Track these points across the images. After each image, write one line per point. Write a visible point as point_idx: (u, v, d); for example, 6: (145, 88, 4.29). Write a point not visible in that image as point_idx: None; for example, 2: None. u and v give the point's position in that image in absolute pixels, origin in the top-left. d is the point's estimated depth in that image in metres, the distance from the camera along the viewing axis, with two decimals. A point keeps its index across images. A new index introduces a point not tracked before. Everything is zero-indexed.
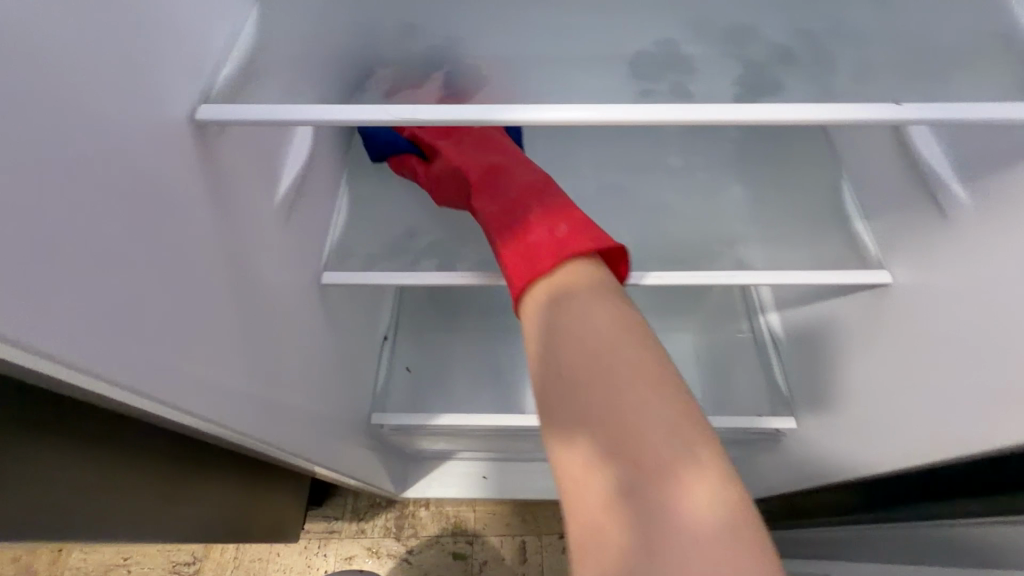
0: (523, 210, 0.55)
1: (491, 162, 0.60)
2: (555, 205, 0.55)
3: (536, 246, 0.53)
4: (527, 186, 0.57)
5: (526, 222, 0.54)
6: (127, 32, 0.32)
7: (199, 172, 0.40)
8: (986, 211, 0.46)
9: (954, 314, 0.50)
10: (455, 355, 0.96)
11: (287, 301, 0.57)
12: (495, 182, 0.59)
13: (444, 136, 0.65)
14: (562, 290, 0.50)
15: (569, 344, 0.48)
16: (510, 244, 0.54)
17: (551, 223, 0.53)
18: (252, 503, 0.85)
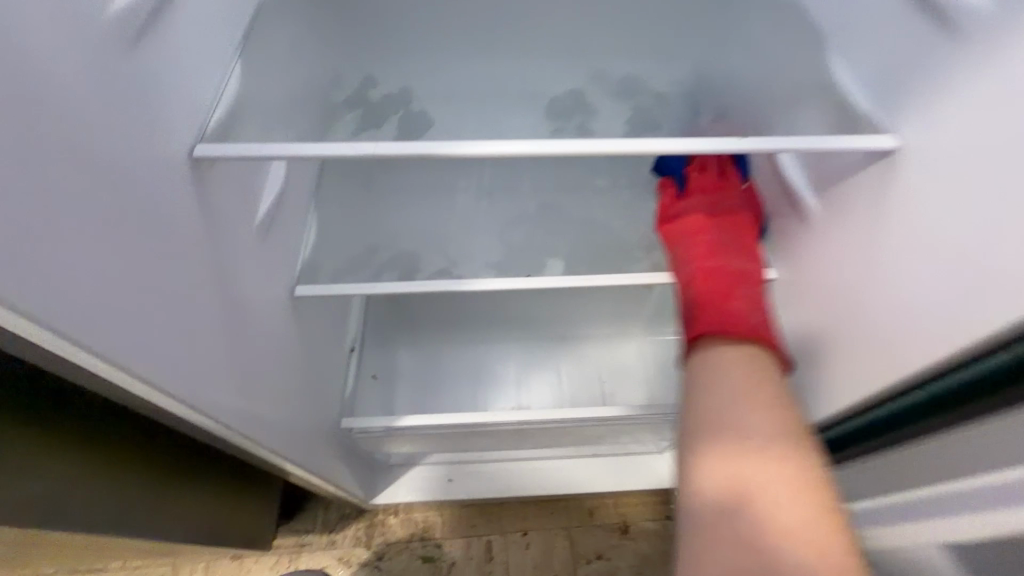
0: (738, 284, 0.68)
1: (720, 235, 0.72)
2: (761, 294, 0.68)
3: (733, 315, 0.65)
4: (741, 268, 0.69)
5: (728, 292, 0.67)
6: (141, 89, 0.40)
7: (195, 199, 0.48)
8: (831, 216, 0.59)
9: (822, 299, 0.64)
10: (419, 363, 1.05)
11: (266, 310, 0.64)
12: (727, 257, 0.70)
13: (707, 192, 0.75)
14: (732, 351, 0.63)
15: (710, 397, 0.61)
16: (706, 307, 0.67)
17: (754, 308, 0.66)
18: (225, 508, 0.92)
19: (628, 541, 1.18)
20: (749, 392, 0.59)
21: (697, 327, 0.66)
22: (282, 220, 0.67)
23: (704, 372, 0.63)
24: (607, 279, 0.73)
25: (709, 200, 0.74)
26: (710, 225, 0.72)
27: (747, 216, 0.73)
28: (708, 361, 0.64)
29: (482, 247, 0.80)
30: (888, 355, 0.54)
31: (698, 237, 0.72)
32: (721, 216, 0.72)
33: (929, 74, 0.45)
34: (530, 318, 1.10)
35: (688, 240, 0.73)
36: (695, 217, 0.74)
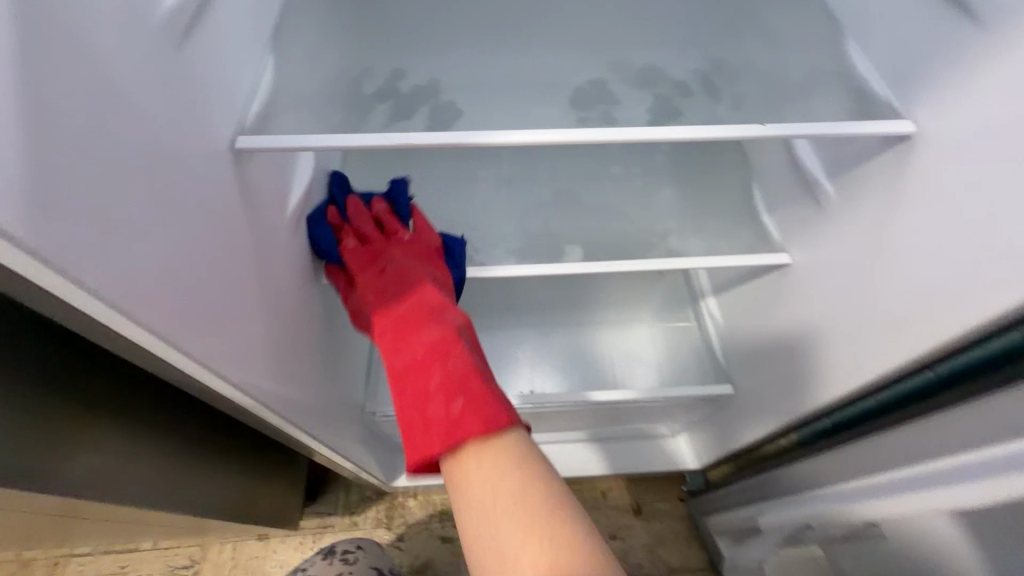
0: (411, 379, 0.60)
1: (406, 314, 0.65)
2: (456, 371, 0.58)
3: (433, 422, 0.56)
4: (430, 347, 0.61)
5: (425, 391, 0.58)
6: (187, 82, 0.43)
7: (236, 188, 0.51)
8: (845, 200, 0.61)
9: (832, 283, 0.65)
10: None
11: (296, 296, 0.67)
12: (412, 335, 0.63)
13: (364, 269, 0.68)
14: (468, 452, 0.54)
15: (472, 495, 0.52)
16: (406, 423, 0.58)
17: (446, 397, 0.56)
18: (255, 483, 0.97)
19: (640, 522, 1.21)
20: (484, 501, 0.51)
21: (412, 441, 0.57)
22: (310, 210, 0.69)
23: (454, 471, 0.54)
24: (624, 265, 0.74)
25: (376, 272, 0.69)
26: (384, 307, 0.66)
27: (417, 285, 0.67)
28: (450, 480, 0.54)
29: (501, 235, 0.82)
30: (902, 334, 0.55)
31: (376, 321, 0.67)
32: (389, 293, 0.67)
33: (947, 59, 0.46)
34: (545, 306, 1.12)
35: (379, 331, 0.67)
36: (373, 289, 0.68)
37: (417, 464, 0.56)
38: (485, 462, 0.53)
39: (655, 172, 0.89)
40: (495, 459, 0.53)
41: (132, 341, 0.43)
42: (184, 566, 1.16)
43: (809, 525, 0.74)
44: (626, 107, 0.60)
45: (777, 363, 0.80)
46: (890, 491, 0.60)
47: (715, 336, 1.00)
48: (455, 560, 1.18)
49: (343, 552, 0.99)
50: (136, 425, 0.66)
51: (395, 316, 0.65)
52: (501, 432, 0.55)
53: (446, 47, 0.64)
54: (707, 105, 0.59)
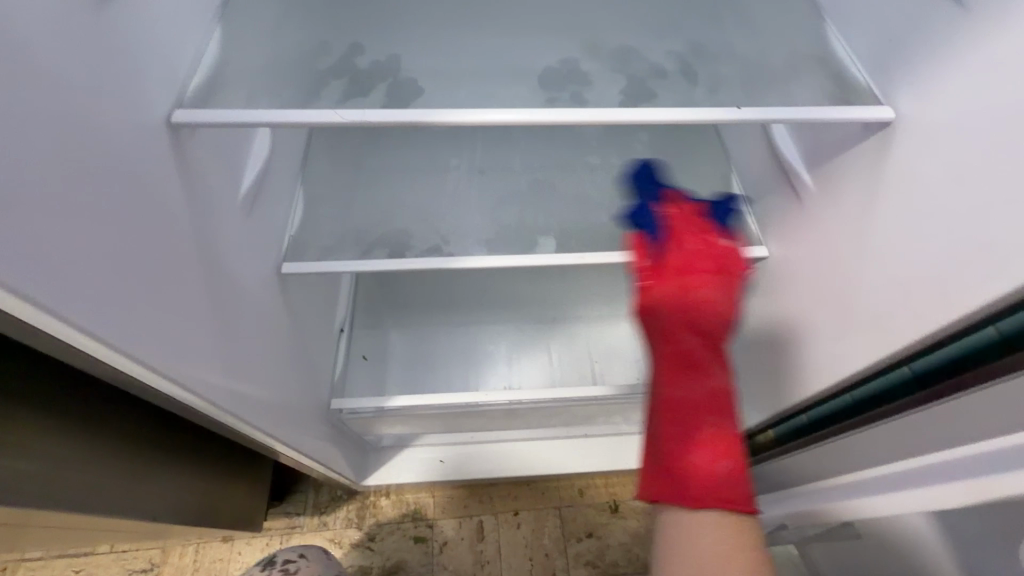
0: (672, 436, 0.66)
1: (684, 340, 0.67)
2: (728, 430, 0.66)
3: (707, 482, 0.64)
4: (710, 397, 0.67)
5: (695, 436, 0.66)
6: (113, 48, 0.39)
7: (175, 168, 0.47)
8: (826, 191, 0.59)
9: (813, 277, 0.63)
10: (415, 345, 1.05)
11: (252, 287, 0.63)
12: (677, 389, 0.67)
13: (679, 277, 0.64)
14: (709, 527, 0.64)
15: (701, 547, 0.63)
16: (652, 456, 0.68)
17: (725, 456, 0.65)
18: (216, 484, 0.92)
19: (617, 520, 1.19)
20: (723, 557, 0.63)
21: (667, 491, 0.66)
22: (268, 196, 0.65)
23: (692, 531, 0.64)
24: (600, 257, 0.71)
25: (676, 285, 0.64)
26: (677, 338, 0.67)
27: (725, 320, 0.66)
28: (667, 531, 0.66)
29: (473, 224, 0.78)
30: (881, 329, 0.53)
31: (680, 326, 0.66)
32: (683, 314, 0.65)
33: (931, 42, 0.44)
34: (521, 300, 1.10)
35: (652, 330, 0.68)
36: (668, 295, 0.64)
37: (647, 497, 0.68)
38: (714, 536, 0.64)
39: (632, 162, 0.86)
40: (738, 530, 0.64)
41: (54, 337, 0.38)
42: (143, 571, 1.11)
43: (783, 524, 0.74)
44: (599, 88, 0.57)
45: (756, 359, 0.78)
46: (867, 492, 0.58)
47: None
48: (428, 561, 1.15)
49: (284, 562, 0.91)
50: (79, 426, 0.61)
51: (708, 340, 0.66)
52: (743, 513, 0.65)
53: (411, 23, 0.61)
54: (685, 89, 0.57)
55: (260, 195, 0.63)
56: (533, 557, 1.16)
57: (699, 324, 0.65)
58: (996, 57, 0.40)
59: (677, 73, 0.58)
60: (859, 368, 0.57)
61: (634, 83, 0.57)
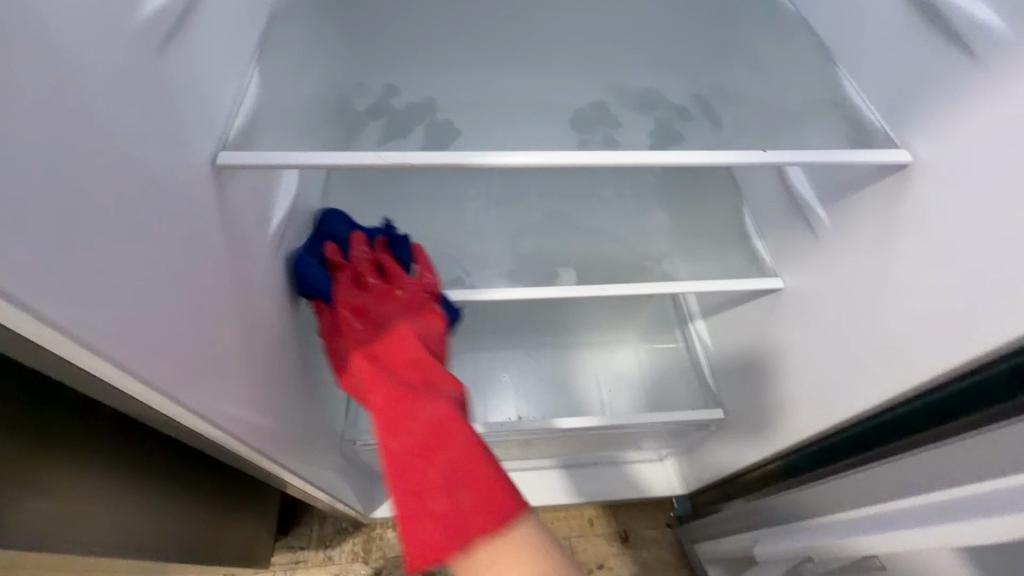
0: (400, 488, 0.54)
1: (400, 390, 0.60)
2: (493, 477, 0.53)
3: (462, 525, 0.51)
4: (434, 425, 0.57)
5: (431, 481, 0.54)
6: (166, 95, 0.40)
7: (216, 207, 0.47)
8: (840, 228, 0.61)
9: (827, 311, 0.65)
10: None
11: (276, 321, 0.63)
12: (392, 439, 0.57)
13: (355, 325, 0.64)
14: None
15: None
16: (402, 502, 0.54)
17: (466, 482, 0.53)
18: (223, 520, 0.90)
19: (628, 550, 1.18)
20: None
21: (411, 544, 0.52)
22: (294, 230, 0.66)
23: None
24: (618, 288, 0.72)
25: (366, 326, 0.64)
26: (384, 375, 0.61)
27: (400, 360, 0.63)
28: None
29: (493, 257, 0.79)
30: (899, 362, 0.55)
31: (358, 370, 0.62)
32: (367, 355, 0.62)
33: (944, 92, 0.47)
34: (533, 328, 1.11)
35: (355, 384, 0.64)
36: (363, 358, 0.62)
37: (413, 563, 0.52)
38: (499, 566, 0.51)
39: (645, 195, 0.88)
40: (522, 557, 0.51)
41: (95, 377, 0.38)
42: None
43: (803, 557, 0.73)
44: (623, 129, 0.59)
45: (770, 390, 0.79)
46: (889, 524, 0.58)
47: (704, 359, 0.99)
48: None
49: None
50: (94, 464, 0.59)
51: (416, 363, 0.62)
52: (510, 524, 0.52)
53: (440, 66, 0.63)
54: (706, 129, 0.59)
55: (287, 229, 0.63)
56: None
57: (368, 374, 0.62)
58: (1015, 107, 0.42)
59: (699, 115, 0.60)
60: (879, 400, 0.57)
61: (659, 125, 0.59)
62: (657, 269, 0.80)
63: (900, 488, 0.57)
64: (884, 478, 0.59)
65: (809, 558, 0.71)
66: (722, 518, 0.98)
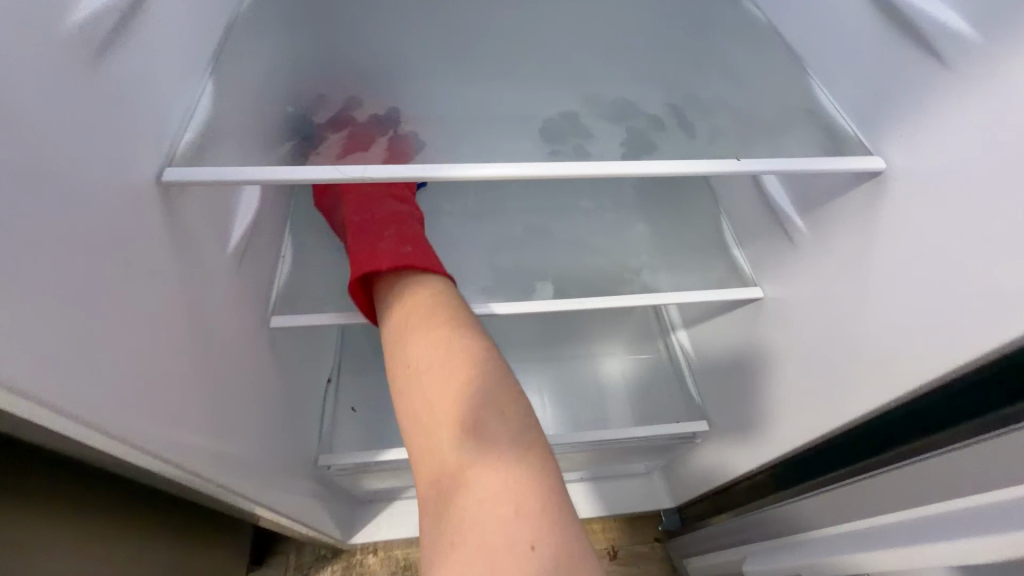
0: (354, 240, 0.65)
1: (372, 194, 0.71)
2: (424, 244, 0.65)
3: (400, 251, 0.62)
4: (394, 215, 0.67)
5: (376, 236, 0.64)
6: (103, 109, 0.37)
7: (164, 228, 0.44)
8: (818, 236, 0.60)
9: (808, 319, 0.64)
10: None
11: (239, 345, 0.60)
12: (358, 215, 0.68)
13: None
14: None
15: None
16: (353, 247, 0.64)
17: (406, 240, 0.64)
18: (191, 556, 0.85)
19: (617, 567, 1.15)
20: (420, 320, 0.58)
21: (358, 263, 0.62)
22: (257, 249, 0.63)
23: None
24: (599, 301, 0.70)
25: None
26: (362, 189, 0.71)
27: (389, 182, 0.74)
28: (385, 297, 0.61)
29: (470, 272, 0.77)
30: (881, 371, 0.54)
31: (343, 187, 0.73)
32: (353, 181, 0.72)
33: (916, 98, 0.46)
34: (512, 342, 1.09)
35: (333, 202, 0.74)
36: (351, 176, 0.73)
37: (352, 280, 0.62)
38: (412, 300, 0.59)
39: (624, 206, 0.87)
40: (432, 302, 0.59)
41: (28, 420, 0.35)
42: None
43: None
44: (597, 140, 0.58)
45: (754, 400, 0.78)
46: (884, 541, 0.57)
47: (687, 368, 0.98)
48: None
49: None
50: (32, 512, 0.54)
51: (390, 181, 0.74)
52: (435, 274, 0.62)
53: (407, 78, 0.61)
54: (681, 139, 0.58)
55: (249, 249, 0.60)
56: None
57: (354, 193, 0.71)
58: (988, 111, 0.41)
59: (673, 125, 0.59)
60: (865, 411, 0.56)
61: (635, 136, 0.58)
62: (637, 280, 0.78)
63: (895, 502, 0.56)
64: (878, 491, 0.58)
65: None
66: (713, 534, 0.95)
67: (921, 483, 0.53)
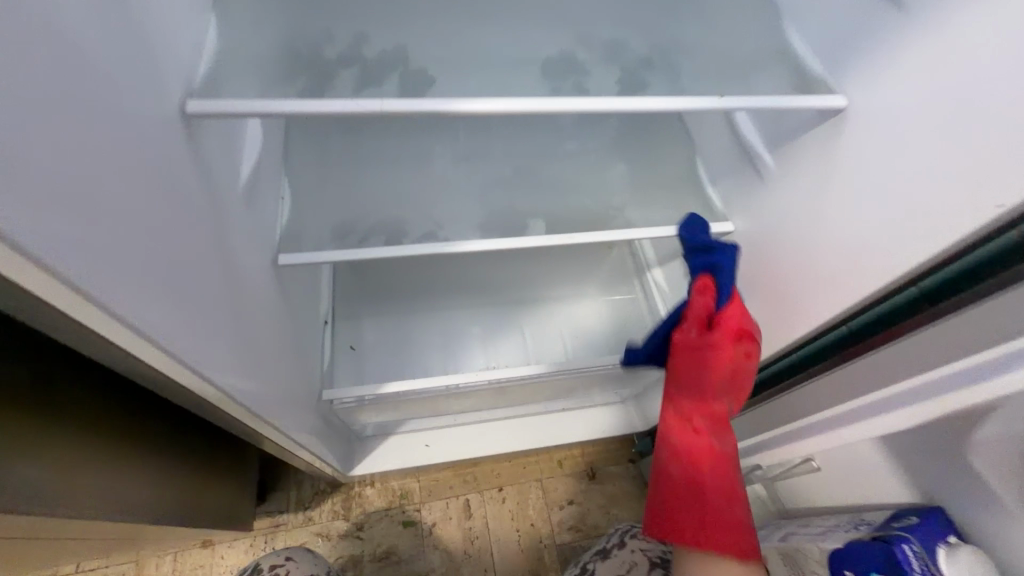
0: (705, 485, 0.69)
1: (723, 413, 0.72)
2: (726, 489, 0.69)
3: (728, 522, 0.66)
4: (722, 456, 0.70)
5: (704, 491, 0.68)
6: (136, 33, 0.38)
7: (191, 158, 0.46)
8: (784, 171, 0.67)
9: (772, 246, 0.72)
10: (409, 335, 1.14)
11: (256, 278, 0.62)
12: (697, 440, 0.72)
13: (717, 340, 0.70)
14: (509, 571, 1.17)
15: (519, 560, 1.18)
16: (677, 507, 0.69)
17: (726, 500, 0.68)
18: (200, 488, 0.90)
19: (595, 485, 1.27)
20: None
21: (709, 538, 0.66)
22: (262, 185, 0.64)
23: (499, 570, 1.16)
24: (586, 236, 0.76)
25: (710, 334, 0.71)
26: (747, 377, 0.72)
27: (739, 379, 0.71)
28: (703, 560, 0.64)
29: (466, 211, 0.79)
30: (832, 287, 0.62)
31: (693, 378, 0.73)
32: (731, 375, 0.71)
33: (878, 39, 0.52)
34: (494, 286, 1.19)
35: (680, 380, 0.74)
36: (701, 359, 0.72)
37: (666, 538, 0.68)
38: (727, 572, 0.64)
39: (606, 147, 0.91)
40: None
41: (94, 331, 0.38)
42: None
43: (756, 466, 0.85)
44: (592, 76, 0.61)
45: None
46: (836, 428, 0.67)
47: (663, 309, 1.04)
48: (418, 543, 1.17)
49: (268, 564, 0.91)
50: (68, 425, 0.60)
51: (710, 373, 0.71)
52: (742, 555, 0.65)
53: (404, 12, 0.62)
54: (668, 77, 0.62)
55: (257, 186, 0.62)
56: (520, 528, 1.21)
57: (695, 392, 0.73)
58: (938, 55, 0.47)
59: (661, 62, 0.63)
60: (817, 323, 0.65)
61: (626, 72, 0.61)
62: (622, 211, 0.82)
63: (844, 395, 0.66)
64: (834, 389, 0.67)
65: (758, 466, 0.85)
66: None
67: (857, 380, 0.64)
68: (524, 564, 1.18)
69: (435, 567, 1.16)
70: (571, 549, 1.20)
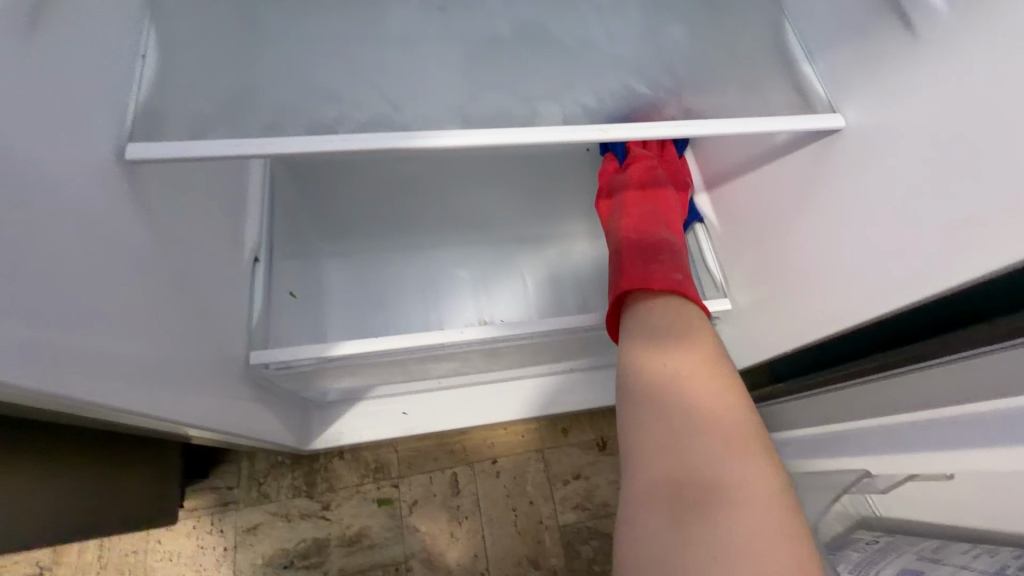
0: (644, 249, 0.70)
1: (653, 202, 0.76)
2: (677, 258, 0.70)
3: (674, 281, 0.66)
4: (667, 235, 0.72)
5: (653, 253, 0.69)
6: None
7: None
8: (970, 12, 0.41)
9: (916, 143, 0.46)
10: (382, 280, 0.89)
11: (58, 183, 0.37)
12: (634, 228, 0.74)
13: (641, 153, 0.82)
14: (517, 558, 0.99)
15: (520, 544, 1.00)
16: (634, 271, 0.68)
17: (675, 267, 0.68)
18: (93, 485, 0.67)
19: (607, 457, 1.07)
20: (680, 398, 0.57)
21: (628, 280, 0.67)
22: (50, 11, 0.37)
23: (498, 558, 0.99)
24: (625, 132, 0.49)
25: (638, 151, 0.82)
26: (662, 184, 0.78)
27: (669, 177, 0.79)
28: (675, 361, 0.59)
29: (437, 88, 0.51)
30: (1016, 218, 0.39)
31: (624, 176, 0.80)
32: (642, 180, 0.78)
33: None
34: (486, 222, 0.93)
35: (612, 185, 0.81)
36: (630, 172, 0.80)
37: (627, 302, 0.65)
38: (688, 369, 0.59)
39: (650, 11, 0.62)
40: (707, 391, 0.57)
41: None
42: None
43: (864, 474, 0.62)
44: None
45: (799, 268, 0.62)
46: (1008, 429, 0.45)
47: (708, 247, 0.79)
48: (396, 524, 0.99)
49: None
50: None
51: (640, 175, 0.79)
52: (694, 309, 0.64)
53: None
54: None
55: (35, 13, 0.35)
56: (517, 507, 1.02)
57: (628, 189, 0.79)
58: None
59: None
60: (970, 279, 0.43)
61: None
62: (674, 94, 0.54)
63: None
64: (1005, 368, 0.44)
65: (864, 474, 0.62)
66: None
67: None
68: (521, 548, 1.00)
69: (415, 553, 0.98)
70: (575, 532, 1.02)
